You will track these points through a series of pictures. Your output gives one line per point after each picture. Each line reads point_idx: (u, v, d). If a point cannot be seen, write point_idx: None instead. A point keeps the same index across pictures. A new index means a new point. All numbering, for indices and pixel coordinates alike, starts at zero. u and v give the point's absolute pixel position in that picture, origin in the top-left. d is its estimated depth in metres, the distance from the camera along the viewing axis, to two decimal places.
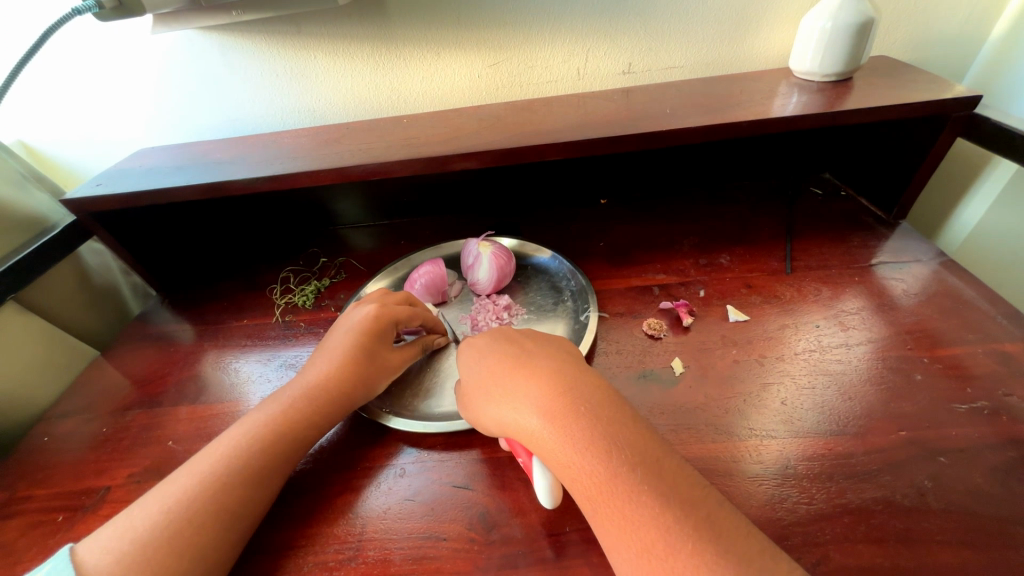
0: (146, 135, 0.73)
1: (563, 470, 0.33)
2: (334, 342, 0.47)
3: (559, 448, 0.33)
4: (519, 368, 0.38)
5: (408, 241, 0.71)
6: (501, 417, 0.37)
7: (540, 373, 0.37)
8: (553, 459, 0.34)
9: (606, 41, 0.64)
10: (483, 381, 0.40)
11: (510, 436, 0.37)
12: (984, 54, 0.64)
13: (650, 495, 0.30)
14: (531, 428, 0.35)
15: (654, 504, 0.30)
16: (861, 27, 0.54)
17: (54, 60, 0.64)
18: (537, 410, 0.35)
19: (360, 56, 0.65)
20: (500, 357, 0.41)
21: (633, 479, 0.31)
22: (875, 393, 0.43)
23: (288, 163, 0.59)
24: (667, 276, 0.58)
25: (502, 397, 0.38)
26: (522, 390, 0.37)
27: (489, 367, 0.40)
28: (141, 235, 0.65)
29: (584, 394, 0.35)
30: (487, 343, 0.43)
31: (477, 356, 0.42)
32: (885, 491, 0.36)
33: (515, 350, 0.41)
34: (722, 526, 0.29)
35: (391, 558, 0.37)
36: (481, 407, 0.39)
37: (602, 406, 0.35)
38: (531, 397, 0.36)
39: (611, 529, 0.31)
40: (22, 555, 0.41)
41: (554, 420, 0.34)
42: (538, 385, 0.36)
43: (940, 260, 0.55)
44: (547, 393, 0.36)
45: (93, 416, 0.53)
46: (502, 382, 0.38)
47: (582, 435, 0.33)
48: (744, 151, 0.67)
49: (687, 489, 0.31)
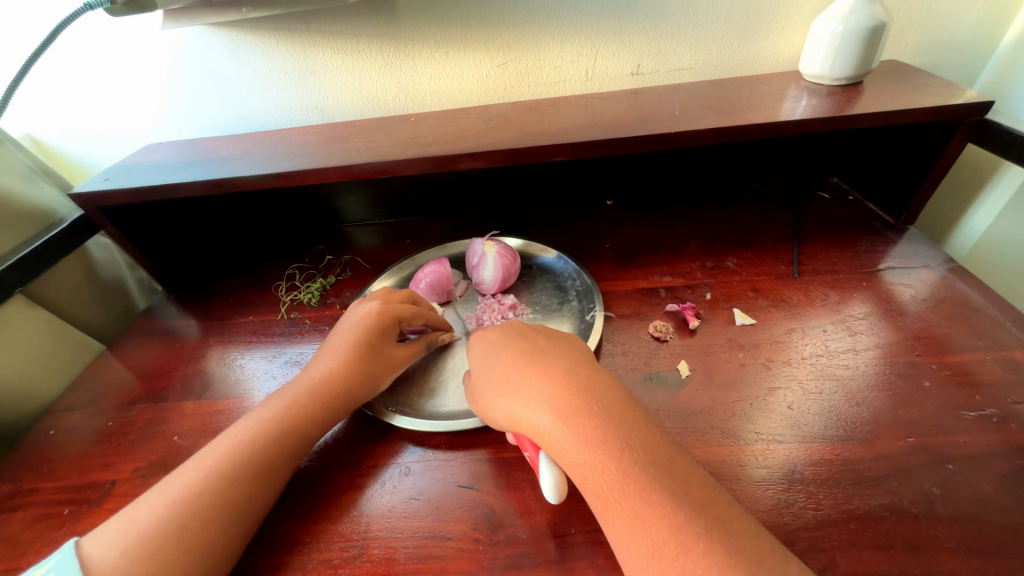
0: (154, 131, 0.73)
1: (573, 467, 0.33)
2: (337, 339, 0.47)
3: (571, 446, 0.33)
4: (531, 365, 0.38)
5: (414, 240, 0.71)
6: (512, 413, 0.37)
7: (552, 371, 0.37)
8: (564, 457, 0.34)
9: (615, 42, 0.64)
10: (494, 376, 0.40)
11: (521, 433, 0.37)
12: (995, 59, 0.63)
13: (662, 494, 0.30)
14: (542, 425, 0.35)
15: (666, 503, 0.30)
16: (873, 31, 0.53)
17: (63, 55, 0.64)
18: (549, 407, 0.35)
19: (368, 54, 0.65)
20: (511, 354, 0.41)
21: (645, 478, 0.31)
22: (882, 398, 0.43)
23: (295, 160, 0.59)
24: (673, 278, 0.58)
25: (514, 394, 0.37)
26: (534, 386, 0.37)
27: (501, 363, 0.40)
28: (148, 230, 0.65)
29: (597, 392, 0.35)
30: (498, 339, 0.43)
31: (488, 351, 0.42)
32: (892, 497, 0.36)
33: (526, 347, 0.41)
34: (733, 527, 0.29)
35: (396, 556, 0.37)
36: (491, 402, 0.39)
37: (614, 405, 0.34)
38: (543, 395, 0.36)
39: (621, 528, 0.30)
40: (28, 547, 0.41)
41: (566, 417, 0.34)
42: (551, 383, 0.36)
43: (949, 265, 0.55)
44: (560, 391, 0.35)
45: (98, 410, 0.54)
46: (514, 378, 0.38)
47: (595, 434, 0.33)
48: (751, 154, 0.67)
49: (699, 489, 0.31)
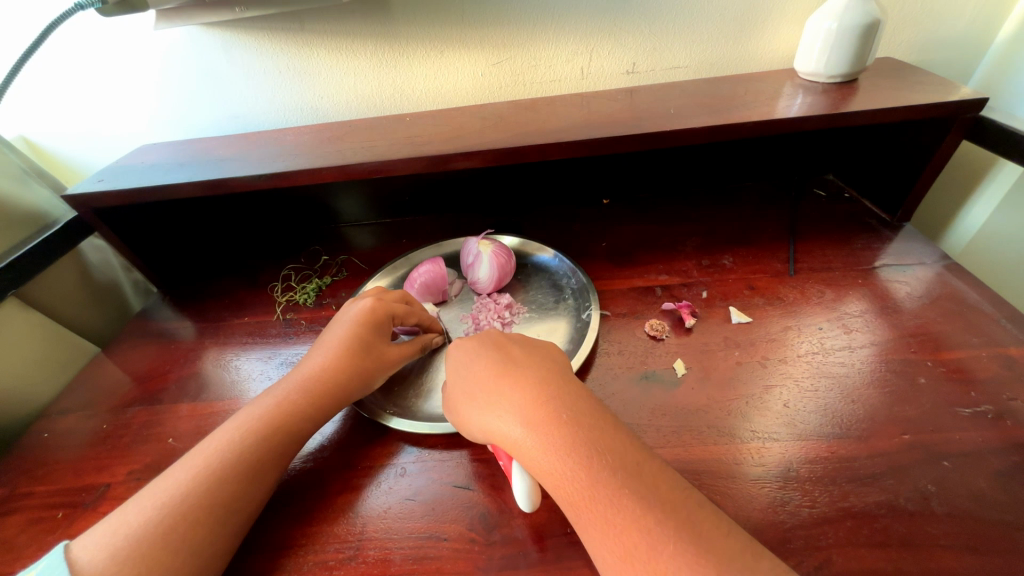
0: (148, 131, 0.72)
1: (545, 477, 0.33)
2: (329, 336, 0.47)
3: (541, 456, 0.33)
4: (503, 375, 0.38)
5: (409, 239, 0.71)
6: (484, 424, 0.37)
7: (523, 381, 0.37)
8: (534, 467, 0.34)
9: (610, 41, 0.64)
10: (467, 385, 0.40)
11: (494, 443, 0.37)
12: (990, 56, 0.63)
13: (631, 499, 0.30)
14: (514, 436, 0.35)
15: (636, 508, 0.30)
16: (867, 28, 0.53)
17: (56, 55, 0.64)
18: (521, 419, 0.35)
19: (362, 53, 0.65)
20: (484, 361, 0.40)
21: (614, 485, 0.31)
22: (878, 396, 0.43)
23: (290, 160, 0.59)
24: (669, 277, 0.57)
25: (486, 404, 0.38)
26: (504, 396, 0.37)
27: (474, 373, 0.40)
28: (142, 231, 0.65)
29: (567, 401, 0.35)
30: (474, 346, 0.42)
31: (463, 360, 0.42)
32: (889, 495, 0.36)
33: (501, 355, 0.41)
34: (703, 528, 0.29)
35: (391, 557, 0.37)
36: (466, 413, 0.39)
37: (584, 412, 0.35)
38: (515, 406, 0.36)
39: (595, 536, 0.30)
40: (22, 551, 0.41)
41: (537, 428, 0.34)
42: (521, 394, 0.36)
43: (944, 262, 0.55)
44: (530, 400, 0.36)
45: (93, 412, 0.53)
46: (487, 387, 0.38)
47: (565, 442, 0.33)
48: (747, 152, 0.67)
49: (668, 492, 0.31)
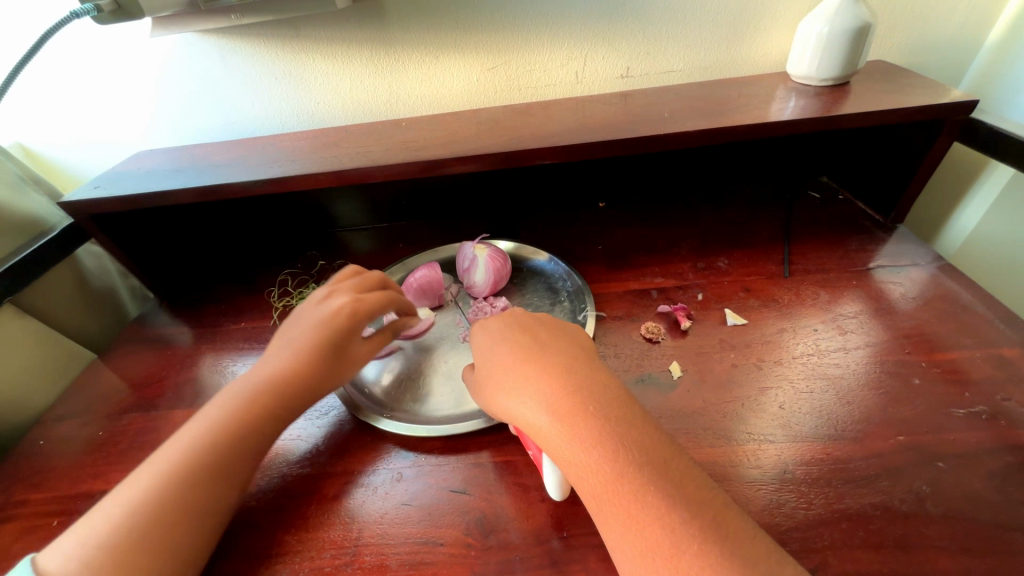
0: (144, 137, 0.72)
1: (569, 468, 0.33)
2: (298, 332, 0.45)
3: (564, 446, 0.33)
4: (529, 362, 0.38)
5: (406, 244, 0.71)
6: (510, 409, 0.37)
7: (550, 368, 0.37)
8: (558, 456, 0.34)
9: (605, 45, 0.65)
10: (495, 372, 0.40)
11: (519, 428, 0.37)
12: (981, 57, 0.64)
13: (655, 495, 0.30)
14: (539, 424, 0.35)
15: (659, 504, 0.30)
16: (858, 31, 0.54)
17: (53, 62, 0.64)
18: (546, 407, 0.35)
19: (359, 58, 0.65)
20: (513, 349, 0.40)
21: (639, 479, 0.31)
22: (873, 397, 0.43)
23: (286, 166, 0.59)
24: (665, 280, 0.58)
25: (513, 390, 0.37)
26: (532, 385, 0.37)
27: (500, 359, 0.40)
28: (138, 237, 0.65)
29: (595, 393, 0.35)
30: (500, 333, 0.42)
31: (489, 345, 0.42)
32: (884, 495, 0.36)
33: (528, 341, 0.40)
34: (728, 529, 0.29)
35: (388, 563, 0.37)
36: (493, 398, 0.39)
37: (609, 405, 0.34)
38: (541, 393, 0.36)
39: (616, 529, 0.31)
40: (15, 560, 0.41)
41: (562, 417, 0.34)
42: (549, 384, 0.36)
43: (938, 263, 0.55)
44: (556, 389, 0.35)
45: (89, 420, 0.53)
46: (513, 373, 0.38)
47: (590, 434, 0.33)
48: (741, 154, 0.67)
49: (695, 490, 0.31)
